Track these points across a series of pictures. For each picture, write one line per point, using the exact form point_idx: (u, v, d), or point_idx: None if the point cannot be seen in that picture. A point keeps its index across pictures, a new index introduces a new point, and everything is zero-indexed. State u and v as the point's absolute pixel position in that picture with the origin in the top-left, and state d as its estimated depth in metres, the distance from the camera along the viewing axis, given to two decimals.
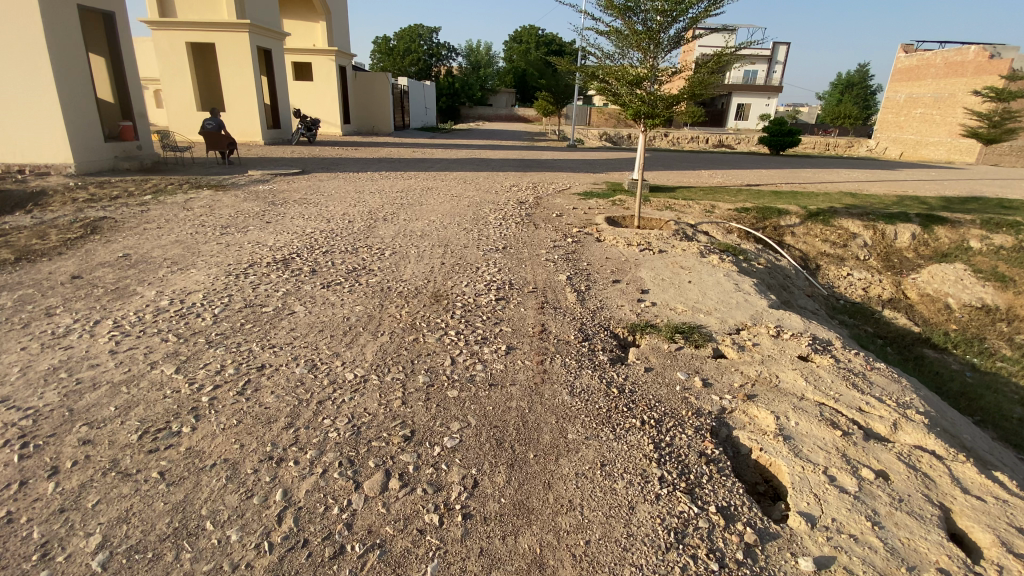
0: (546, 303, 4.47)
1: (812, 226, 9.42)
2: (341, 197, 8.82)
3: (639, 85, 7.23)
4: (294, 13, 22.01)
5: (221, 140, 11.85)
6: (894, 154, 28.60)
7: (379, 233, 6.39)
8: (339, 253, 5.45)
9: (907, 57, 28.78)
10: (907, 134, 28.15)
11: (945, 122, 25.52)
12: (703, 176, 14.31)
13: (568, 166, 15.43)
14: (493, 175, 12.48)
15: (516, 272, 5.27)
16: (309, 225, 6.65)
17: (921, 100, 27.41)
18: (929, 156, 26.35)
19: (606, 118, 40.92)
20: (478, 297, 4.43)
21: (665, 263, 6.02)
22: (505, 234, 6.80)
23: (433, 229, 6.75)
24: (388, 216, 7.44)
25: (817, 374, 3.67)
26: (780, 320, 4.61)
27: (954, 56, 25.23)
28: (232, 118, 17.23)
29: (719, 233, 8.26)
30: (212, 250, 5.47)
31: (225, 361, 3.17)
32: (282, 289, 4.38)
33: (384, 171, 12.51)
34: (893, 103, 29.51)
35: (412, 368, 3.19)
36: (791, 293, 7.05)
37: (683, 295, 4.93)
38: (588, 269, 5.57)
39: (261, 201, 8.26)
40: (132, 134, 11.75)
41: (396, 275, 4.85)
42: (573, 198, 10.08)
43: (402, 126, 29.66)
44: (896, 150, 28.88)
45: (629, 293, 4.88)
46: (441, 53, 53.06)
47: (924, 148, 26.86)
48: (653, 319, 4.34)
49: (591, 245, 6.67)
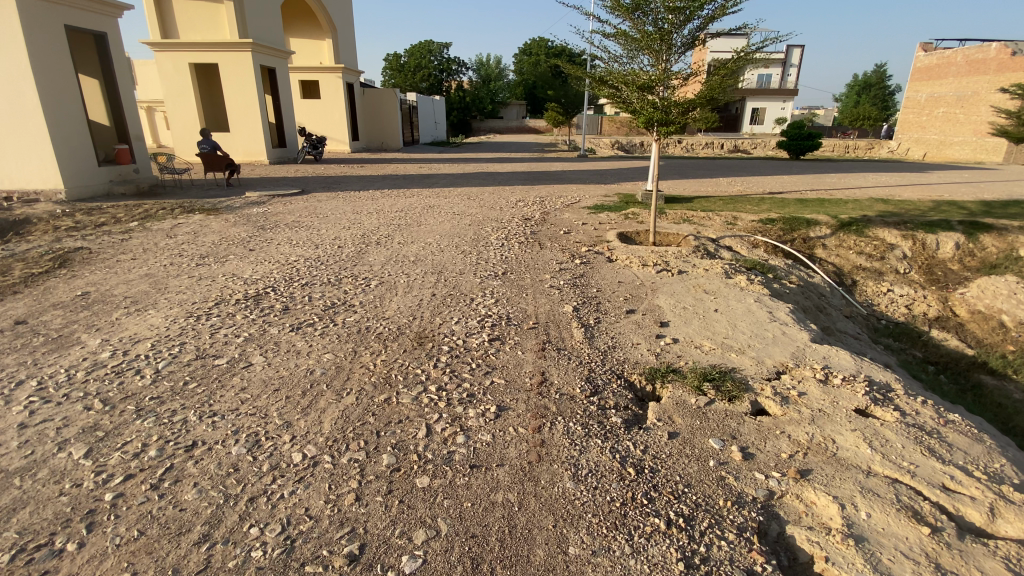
0: (548, 343, 3.82)
1: (844, 237, 8.68)
2: (335, 218, 8.34)
3: (651, 90, 6.61)
4: (301, 32, 21.94)
5: (219, 161, 11.52)
6: (918, 155, 27.49)
7: (369, 259, 5.85)
8: (318, 285, 4.90)
9: (924, 56, 27.72)
10: (930, 134, 27.02)
11: (969, 120, 24.41)
12: (721, 184, 13.58)
13: (578, 178, 14.82)
14: (498, 189, 11.94)
15: (516, 303, 4.65)
16: (294, 252, 6.14)
17: (942, 100, 26.35)
18: (953, 156, 25.20)
19: (618, 127, 40.38)
20: (468, 337, 3.81)
21: (686, 287, 5.35)
22: (506, 257, 6.20)
23: (427, 253, 6.18)
24: (382, 239, 6.92)
25: (885, 435, 2.96)
26: (827, 360, 3.90)
27: (975, 54, 24.46)
28: (237, 139, 17.03)
29: (744, 249, 7.54)
30: (180, 285, 4.97)
31: (148, 436, 2.62)
32: (245, 333, 3.81)
33: (387, 188, 12.06)
34: (914, 103, 28.43)
35: (376, 443, 2.56)
36: (829, 315, 6.31)
37: (710, 329, 4.25)
38: (598, 297, 4.92)
39: (251, 226, 7.80)
40: (128, 158, 11.54)
41: (379, 311, 4.27)
42: (583, 213, 9.46)
43: (411, 140, 29.41)
44: (919, 151, 27.72)
45: (646, 328, 4.21)
46: (451, 68, 53.20)
47: (948, 148, 25.72)
48: (674, 362, 3.67)
49: (602, 267, 6.03)
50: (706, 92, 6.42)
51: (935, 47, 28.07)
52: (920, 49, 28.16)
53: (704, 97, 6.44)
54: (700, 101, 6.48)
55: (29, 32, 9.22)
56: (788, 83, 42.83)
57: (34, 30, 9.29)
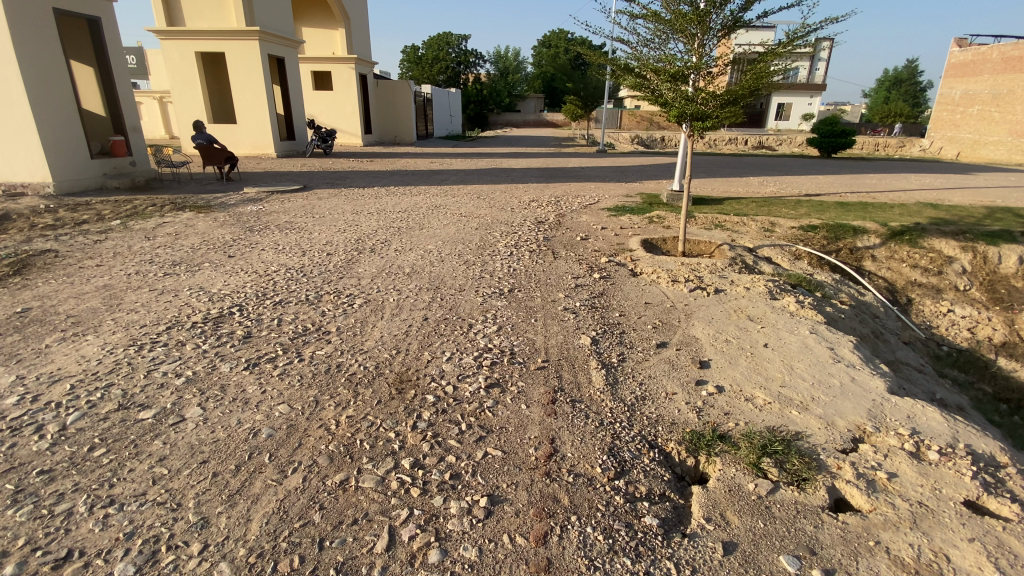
0: (560, 391, 3.05)
1: (895, 248, 7.77)
2: (332, 218, 7.68)
3: (685, 79, 5.76)
4: (312, 20, 21.27)
5: (218, 154, 10.94)
6: (951, 154, 26.01)
7: (358, 270, 5.15)
8: (294, 304, 4.20)
9: (958, 52, 26.11)
10: (963, 133, 25.48)
11: (1005, 119, 22.93)
12: (752, 184, 12.65)
13: (597, 176, 13.97)
14: (512, 187, 11.20)
15: (522, 331, 3.88)
16: (277, 259, 5.47)
17: (977, 98, 24.82)
18: (987, 157, 23.76)
19: (638, 121, 39.26)
20: (462, 382, 3.06)
21: (726, 314, 4.54)
22: (515, 269, 5.43)
23: (426, 263, 5.46)
24: (378, 244, 6.22)
25: (1018, 551, 2.16)
26: (914, 422, 3.09)
27: (1012, 50, 22.89)
28: (244, 131, 16.48)
29: (784, 261, 6.69)
30: (137, 300, 4.29)
31: (11, 540, 1.92)
32: (190, 371, 3.12)
33: (393, 185, 11.38)
34: (947, 100, 26.85)
35: (317, 562, 1.84)
36: (887, 342, 5.46)
37: (762, 373, 3.46)
38: (621, 325, 4.14)
39: (239, 226, 7.16)
40: (124, 150, 10.96)
41: (359, 341, 3.55)
42: (602, 215, 8.66)
43: (425, 134, 28.73)
44: (953, 150, 26.19)
45: (682, 370, 3.43)
46: (469, 60, 52.38)
47: (982, 148, 24.24)
48: (721, 423, 2.89)
49: (624, 283, 5.24)
50: (748, 83, 5.57)
51: (971, 42, 26.44)
52: (953, 45, 26.49)
53: (746, 89, 5.60)
54: (741, 94, 5.64)
55: (13, 15, 8.64)
56: (816, 78, 41.19)
57: (18, 12, 8.71)
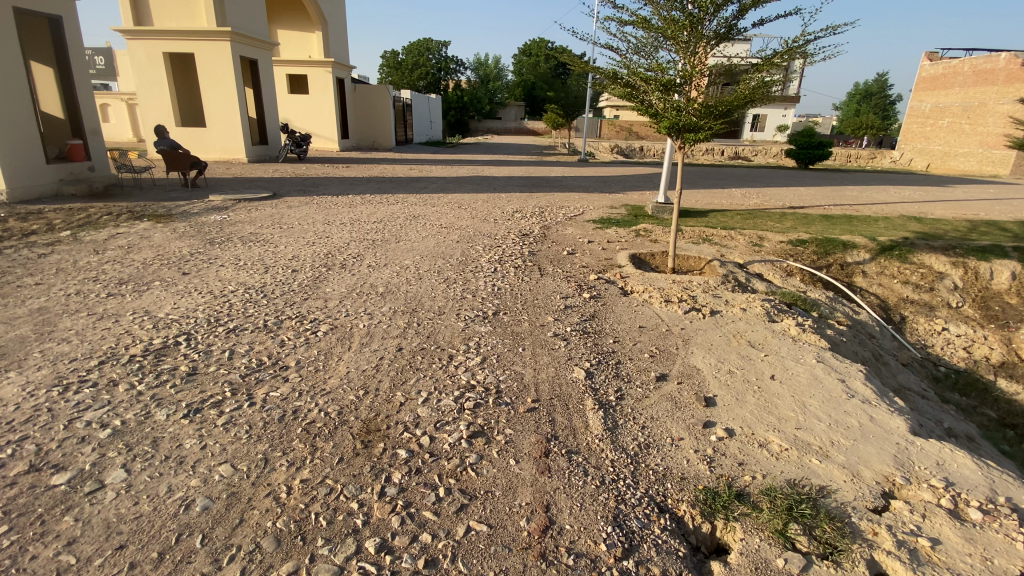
0: (553, 440, 2.66)
1: (885, 264, 7.62)
2: (302, 230, 7.18)
3: (677, 89, 5.45)
4: (288, 23, 20.67)
5: (183, 160, 10.35)
6: (922, 165, 26.57)
7: (327, 290, 4.68)
8: (250, 332, 3.74)
9: (928, 66, 26.77)
10: (934, 145, 26.01)
11: (976, 131, 23.44)
12: (736, 196, 12.51)
13: (579, 185, 13.70)
14: (494, 197, 10.84)
15: (507, 363, 3.48)
16: (237, 277, 4.98)
17: (948, 110, 25.36)
18: (957, 168, 24.32)
19: (618, 130, 39.42)
20: (440, 431, 2.65)
21: (726, 339, 4.21)
22: (499, 288, 5.03)
23: (401, 281, 5.03)
24: (350, 258, 5.76)
25: None
26: (943, 470, 2.80)
27: (982, 63, 23.46)
28: (213, 136, 15.80)
29: (777, 277, 6.44)
30: (70, 327, 3.76)
31: None
32: (119, 420, 2.62)
33: (369, 193, 10.90)
34: (917, 113, 27.48)
35: None
36: (888, 365, 5.22)
37: (774, 413, 3.12)
38: (616, 353, 3.76)
39: (199, 238, 6.62)
40: (82, 155, 10.23)
41: (321, 379, 3.11)
42: (588, 228, 8.34)
43: (404, 139, 28.21)
44: (924, 161, 26.75)
45: (687, 410, 3.07)
46: (449, 66, 52.10)
47: (952, 159, 24.77)
48: (736, 478, 2.54)
49: (616, 304, 4.89)
50: (744, 94, 5.30)
51: (941, 57, 27.12)
52: (924, 59, 27.14)
53: (741, 100, 5.32)
54: (737, 105, 5.37)
55: None
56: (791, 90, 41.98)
57: None
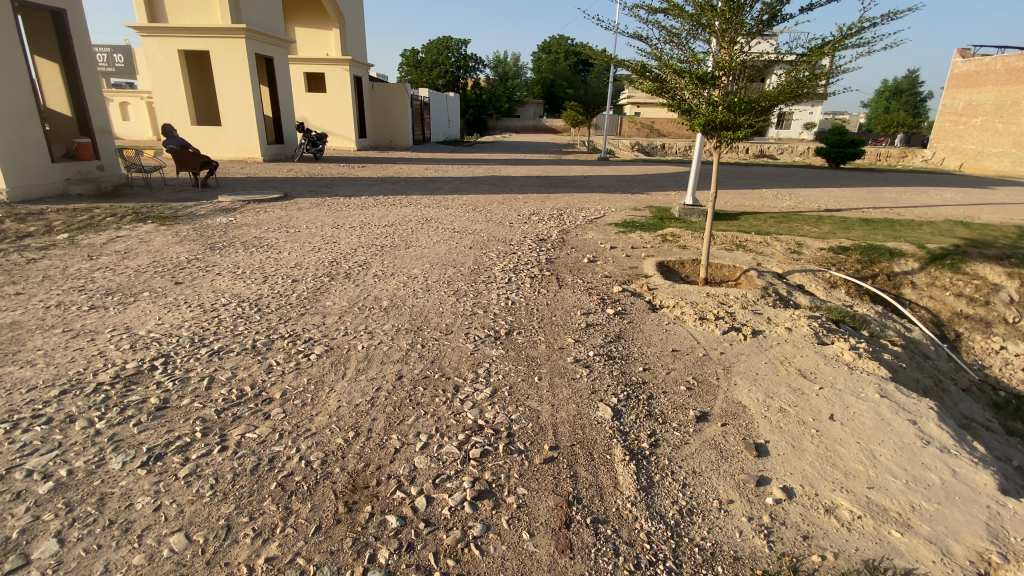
0: (575, 504, 2.20)
1: (936, 274, 6.96)
2: (307, 233, 6.83)
3: (714, 82, 4.90)
4: (306, 21, 20.47)
5: (192, 159, 10.11)
6: (953, 165, 25.34)
7: (325, 303, 4.28)
8: (235, 354, 3.36)
9: (961, 62, 25.51)
10: (967, 144, 24.74)
11: (1010, 130, 22.26)
12: (767, 197, 11.86)
13: (600, 185, 13.16)
14: (510, 198, 10.40)
15: (523, 395, 3.01)
16: (231, 288, 4.62)
17: (980, 108, 24.10)
18: (990, 168, 23.14)
19: (638, 128, 38.64)
20: (439, 490, 2.21)
21: (772, 368, 3.70)
22: (513, 303, 4.57)
23: (407, 293, 4.60)
24: (355, 266, 5.35)
25: None
26: None
27: (1016, 60, 22.30)
28: (229, 135, 15.65)
29: (820, 290, 5.88)
30: (40, 346, 3.43)
31: None
32: (65, 470, 2.26)
33: (382, 193, 10.54)
34: (948, 111, 26.19)
35: None
36: (949, 392, 4.64)
37: (839, 467, 2.62)
38: (646, 384, 3.28)
39: (200, 243, 6.31)
40: (90, 153, 10.06)
41: (307, 416, 2.70)
42: (610, 232, 7.84)
43: (422, 138, 27.91)
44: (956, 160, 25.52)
45: (735, 462, 2.59)
46: (469, 64, 51.82)
47: (986, 159, 23.58)
48: (801, 557, 2.06)
49: (644, 321, 4.40)
50: (790, 88, 4.72)
51: (973, 53, 25.83)
52: (957, 55, 25.92)
53: (787, 95, 4.75)
54: (781, 100, 4.80)
55: None
56: None
57: None
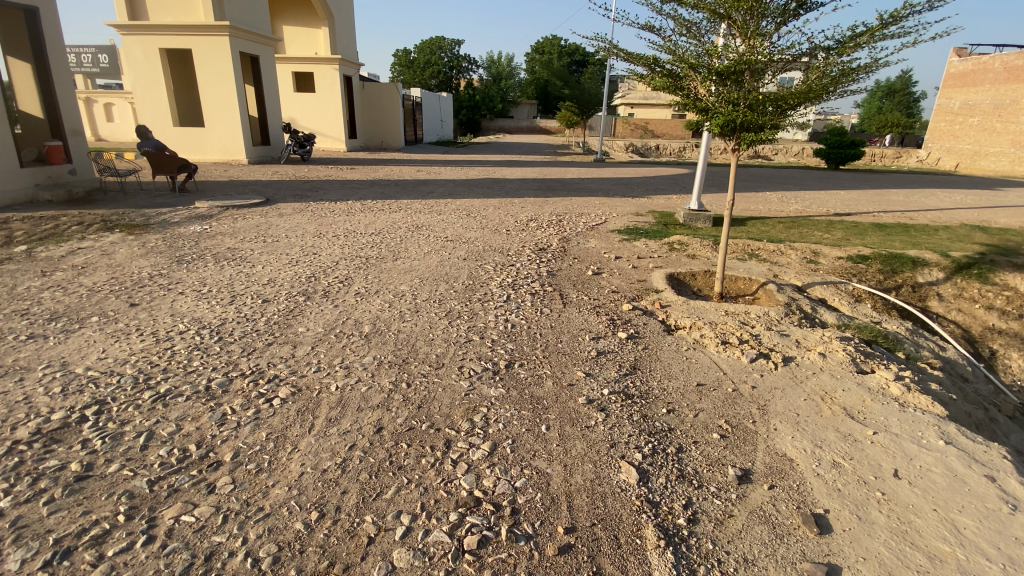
0: None
1: (963, 285, 6.52)
2: (287, 244, 6.29)
3: (736, 79, 4.39)
4: (294, 18, 19.87)
5: (169, 163, 9.52)
6: (949, 165, 25.12)
7: (297, 330, 3.73)
8: (185, 399, 2.82)
9: (958, 60, 25.21)
10: (963, 144, 24.51)
11: (1007, 130, 22.06)
12: (772, 201, 11.42)
13: (599, 188, 12.66)
14: (506, 202, 9.89)
15: (528, 451, 2.49)
16: (194, 311, 4.08)
17: (977, 108, 23.87)
18: (987, 168, 22.91)
19: (633, 128, 38.20)
20: None
21: (813, 407, 3.21)
22: (513, 326, 4.03)
23: (394, 315, 4.06)
24: (335, 282, 4.81)
25: None
26: None
27: (1015, 59, 21.97)
28: (213, 136, 15.03)
29: (845, 305, 5.41)
30: None
31: None
32: None
33: (371, 198, 9.99)
34: (944, 111, 25.91)
35: None
36: (999, 423, 4.16)
37: (920, 548, 2.13)
38: (673, 433, 2.77)
39: (169, 255, 5.75)
40: (61, 156, 9.45)
41: (261, 489, 2.17)
42: (613, 240, 7.34)
43: (414, 139, 27.35)
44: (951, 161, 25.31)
45: (794, 545, 2.09)
46: (462, 65, 51.29)
47: (982, 159, 23.37)
48: None
49: (661, 347, 3.90)
50: (821, 84, 4.23)
51: (970, 52, 25.52)
52: (953, 55, 25.68)
53: (816, 92, 4.26)
54: (810, 98, 4.30)
55: None
56: None
57: None
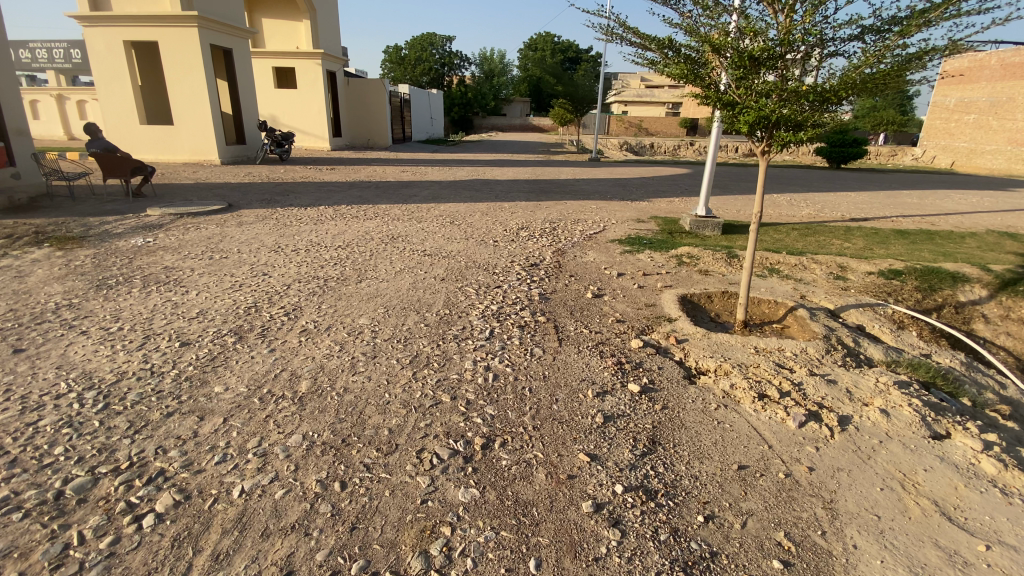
0: None
1: (1012, 305, 5.72)
2: (236, 261, 5.40)
3: (772, 64, 3.56)
4: (274, 11, 18.87)
5: (120, 165, 8.55)
6: (944, 163, 24.50)
7: (213, 390, 2.85)
8: (20, 520, 1.97)
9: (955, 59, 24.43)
10: (958, 142, 23.78)
11: (1004, 127, 21.50)
12: (781, 205, 10.63)
13: (596, 190, 11.82)
14: (495, 208, 9.04)
15: None
16: (90, 360, 3.20)
17: (973, 106, 23.10)
18: (983, 167, 22.36)
19: (627, 128, 37.28)
20: None
21: (895, 501, 2.39)
22: (496, 377, 3.17)
23: (344, 364, 3.20)
24: (280, 315, 3.94)
25: None
26: None
27: (1011, 56, 21.22)
28: (183, 134, 14.05)
29: (887, 333, 4.59)
30: None
31: None
32: None
33: (345, 202, 9.12)
34: (939, 109, 25.01)
35: None
36: None
37: None
38: (716, 564, 1.94)
39: (91, 277, 4.86)
40: (4, 159, 8.47)
41: None
42: (613, 252, 6.52)
43: (402, 137, 26.37)
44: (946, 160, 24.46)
45: None
46: (453, 61, 50.20)
47: (979, 157, 22.78)
48: None
49: (683, 405, 3.05)
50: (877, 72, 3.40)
51: None
52: None
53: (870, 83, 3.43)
54: (862, 88, 3.47)
55: None
56: None
57: None
